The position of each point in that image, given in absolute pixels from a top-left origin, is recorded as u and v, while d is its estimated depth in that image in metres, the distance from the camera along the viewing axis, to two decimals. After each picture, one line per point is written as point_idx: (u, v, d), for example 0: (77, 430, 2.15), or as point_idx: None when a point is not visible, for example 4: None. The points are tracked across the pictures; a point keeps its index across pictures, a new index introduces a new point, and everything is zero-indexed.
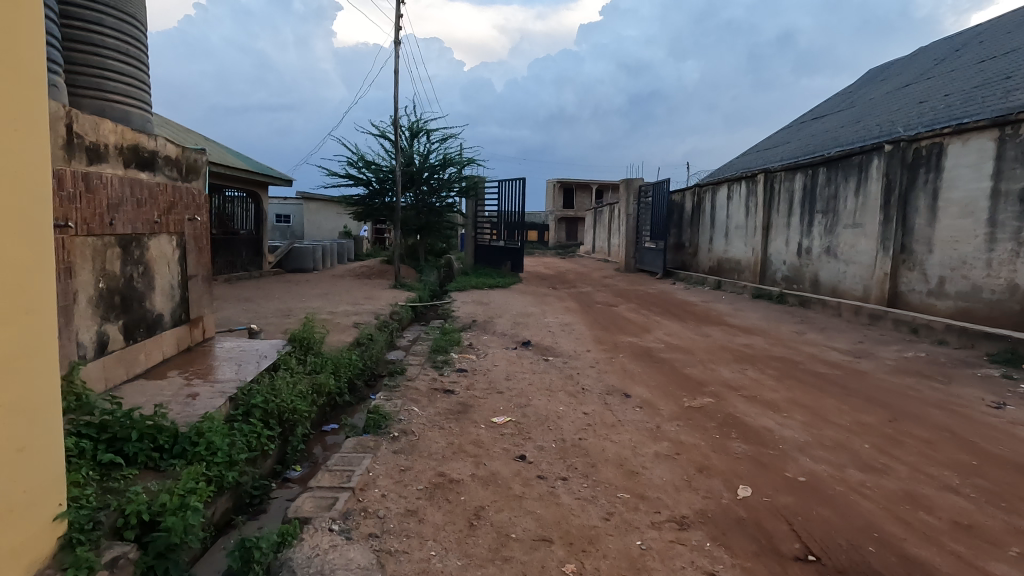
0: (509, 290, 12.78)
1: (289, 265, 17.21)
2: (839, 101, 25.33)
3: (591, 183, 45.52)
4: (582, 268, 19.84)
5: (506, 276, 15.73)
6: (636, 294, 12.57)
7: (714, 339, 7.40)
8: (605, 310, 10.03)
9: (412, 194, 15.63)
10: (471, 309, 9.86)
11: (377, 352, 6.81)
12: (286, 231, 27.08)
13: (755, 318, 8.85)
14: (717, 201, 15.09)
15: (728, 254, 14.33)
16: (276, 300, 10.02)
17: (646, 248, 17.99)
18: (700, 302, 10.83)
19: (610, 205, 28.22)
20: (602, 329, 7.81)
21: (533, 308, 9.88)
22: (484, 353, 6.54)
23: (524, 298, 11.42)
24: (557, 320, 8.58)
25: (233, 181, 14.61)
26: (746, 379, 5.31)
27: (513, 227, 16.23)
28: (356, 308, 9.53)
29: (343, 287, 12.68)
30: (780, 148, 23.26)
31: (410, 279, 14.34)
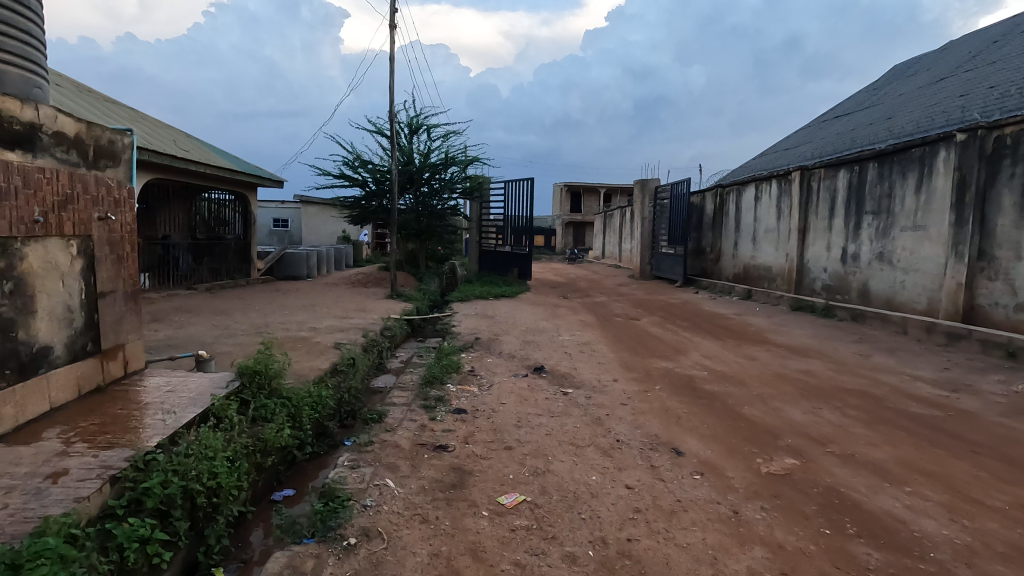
0: (516, 301, 11.66)
1: (281, 272, 16.16)
2: (864, 99, 24.03)
3: (599, 186, 44.33)
4: (593, 275, 18.63)
5: (513, 284, 14.56)
6: (657, 304, 11.38)
7: (763, 363, 6.21)
8: (625, 326, 8.87)
9: (411, 196, 14.54)
10: (474, 323, 8.71)
11: (360, 381, 5.65)
12: (284, 235, 26.15)
13: (802, 336, 7.66)
14: (743, 203, 13.87)
15: (756, 261, 13.10)
16: (254, 313, 8.91)
17: (662, 254, 16.77)
18: (732, 314, 9.63)
19: (621, 209, 27.05)
20: (627, 350, 6.65)
21: (545, 322, 8.72)
22: (489, 384, 5.37)
23: (534, 310, 10.28)
24: (574, 337, 7.43)
25: (219, 182, 13.54)
26: (826, 424, 4.13)
27: (521, 232, 15.05)
28: (343, 322, 8.40)
29: (335, 297, 11.59)
30: (802, 147, 22.00)
31: (409, 288, 13.22)
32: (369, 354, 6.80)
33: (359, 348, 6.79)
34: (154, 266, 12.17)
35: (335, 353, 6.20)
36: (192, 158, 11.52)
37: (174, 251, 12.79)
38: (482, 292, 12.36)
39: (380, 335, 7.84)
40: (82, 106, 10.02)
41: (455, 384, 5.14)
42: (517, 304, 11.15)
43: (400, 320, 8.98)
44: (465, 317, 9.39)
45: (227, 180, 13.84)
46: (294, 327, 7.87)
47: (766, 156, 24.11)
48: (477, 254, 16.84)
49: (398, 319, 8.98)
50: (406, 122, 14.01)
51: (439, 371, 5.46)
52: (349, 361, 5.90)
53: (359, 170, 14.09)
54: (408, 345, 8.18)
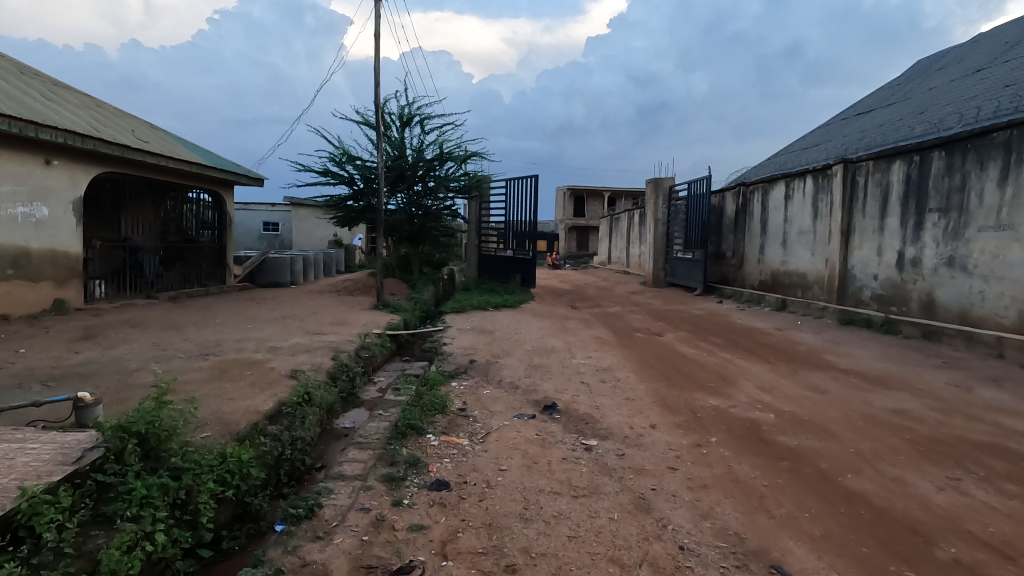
0: (520, 312, 10.31)
1: (262, 279, 14.78)
2: (885, 95, 22.74)
3: (603, 190, 42.99)
4: (601, 282, 17.24)
5: (515, 292, 13.22)
6: (680, 317, 9.98)
7: (838, 398, 4.83)
8: (648, 343, 7.48)
9: (404, 195, 13.26)
10: (469, 341, 7.34)
11: (311, 428, 4.28)
12: (274, 239, 24.74)
13: (871, 358, 6.28)
14: (770, 202, 12.52)
15: (787, 266, 11.73)
16: (210, 328, 7.57)
17: (677, 259, 15.38)
18: (773, 331, 8.22)
19: (628, 212, 25.72)
20: (660, 380, 5.27)
21: (553, 340, 7.35)
22: (484, 434, 4.00)
23: (540, 323, 8.91)
24: (590, 361, 6.05)
25: (191, 179, 12.21)
26: (989, 513, 2.76)
27: (523, 235, 13.73)
28: (312, 340, 7.01)
29: (315, 307, 10.25)
30: (822, 146, 20.68)
31: (400, 297, 11.89)
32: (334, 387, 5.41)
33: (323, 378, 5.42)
34: (113, 271, 10.79)
35: (287, 386, 4.83)
36: (154, 150, 10.16)
37: (138, 254, 11.42)
38: (482, 301, 11.06)
39: (355, 359, 6.45)
40: (21, 87, 8.73)
41: (437, 437, 3.79)
42: (522, 316, 9.82)
43: (383, 339, 7.61)
44: (460, 332, 8.02)
45: (200, 178, 12.48)
46: (251, 346, 6.50)
47: (782, 156, 22.77)
48: (476, 259, 15.55)
49: (381, 337, 7.61)
50: (398, 114, 12.74)
51: (416, 415, 4.09)
52: (304, 398, 4.53)
53: (345, 167, 12.79)
54: (389, 368, 6.82)
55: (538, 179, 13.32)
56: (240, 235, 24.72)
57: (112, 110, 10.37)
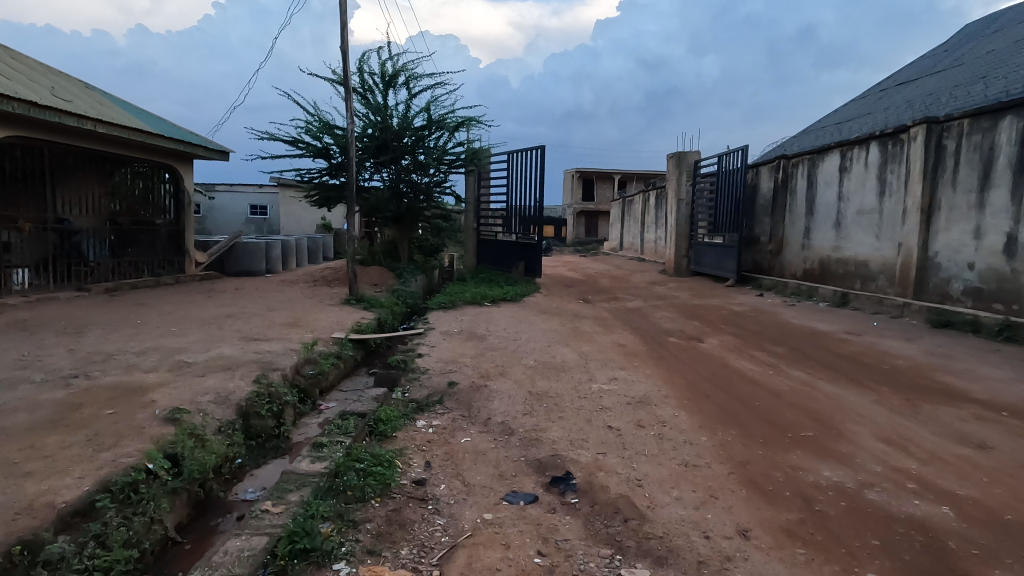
0: (522, 308, 8.54)
1: (233, 267, 13.07)
2: (930, 63, 20.54)
3: (614, 173, 40.85)
4: (615, 270, 15.38)
5: (519, 282, 11.48)
6: (717, 315, 8.17)
7: (1020, 462, 3.04)
8: (687, 352, 5.68)
9: (390, 171, 11.45)
10: (452, 350, 5.58)
11: (158, 526, 2.55)
12: (262, 224, 23.30)
13: (1010, 382, 4.49)
14: (820, 176, 10.55)
15: (841, 253, 9.88)
16: (119, 333, 5.86)
17: (704, 245, 13.42)
18: (846, 335, 6.40)
19: (642, 194, 23.79)
20: (728, 425, 3.49)
21: (565, 350, 5.56)
22: (444, 554, 2.23)
23: (547, 323, 7.11)
24: (618, 388, 4.27)
25: (140, 151, 10.36)
26: None
27: (528, 216, 11.90)
28: (242, 351, 5.25)
29: (276, 301, 8.54)
30: (861, 119, 18.56)
31: (382, 289, 10.16)
32: (236, 434, 3.64)
33: (224, 423, 3.67)
34: (42, 258, 9.13)
35: (149, 438, 3.08)
36: (79, 110, 8.41)
37: (75, 237, 9.71)
38: (477, 294, 9.26)
39: (289, 382, 4.68)
40: None
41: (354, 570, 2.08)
42: (524, 313, 8.05)
43: (338, 349, 5.82)
44: (443, 337, 6.24)
45: (151, 149, 10.64)
46: (151, 362, 4.77)
47: (815, 131, 20.63)
48: (474, 244, 13.73)
49: (335, 347, 5.82)
50: (380, 74, 10.88)
51: (327, 513, 2.35)
52: (162, 467, 2.77)
53: (321, 137, 10.99)
54: (341, 390, 5.09)
55: (545, 150, 11.46)
56: (226, 219, 23.23)
57: (34, 65, 8.69)
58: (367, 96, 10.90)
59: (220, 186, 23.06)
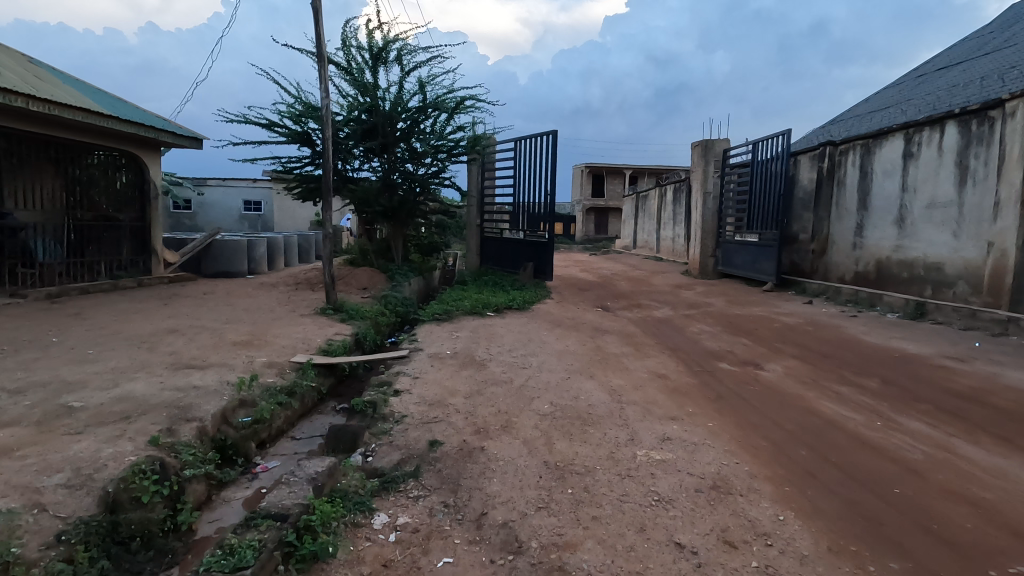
0: (531, 319, 7.18)
1: (211, 268, 11.82)
2: (974, 45, 18.92)
3: (625, 167, 39.31)
4: (633, 271, 13.98)
5: (527, 286, 10.14)
6: (767, 329, 6.76)
7: None
8: (751, 386, 4.29)
9: (382, 161, 10.12)
10: (439, 384, 4.24)
11: None
12: (257, 220, 22.30)
13: None
14: (877, 164, 9.11)
15: (904, 252, 8.47)
16: (14, 359, 4.54)
17: (734, 244, 11.94)
18: (948, 361, 5.00)
19: (658, 188, 22.36)
20: (877, 549, 2.12)
21: (590, 385, 4.18)
22: None
23: (563, 341, 5.75)
24: (676, 458, 2.90)
25: (97, 137, 9.04)
26: None
27: (537, 211, 10.52)
28: (157, 389, 3.91)
29: (241, 310, 7.23)
30: (899, 106, 17.00)
31: (369, 295, 8.85)
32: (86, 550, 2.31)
33: (70, 528, 2.33)
34: None
35: None
36: (7, 84, 7.08)
37: (21, 234, 8.46)
38: (477, 300, 7.93)
39: (208, 440, 3.35)
40: None
41: None
42: (534, 325, 6.68)
43: (291, 381, 4.48)
44: (429, 361, 4.89)
45: (109, 134, 9.30)
46: (19, 409, 3.43)
47: (846, 119, 19.04)
48: (477, 242, 12.38)
49: (289, 379, 4.48)
50: (368, 48, 9.56)
51: None
52: None
53: (302, 119, 9.68)
54: (286, 447, 3.78)
55: (557, 134, 10.07)
56: (218, 214, 22.01)
57: None
58: (355, 73, 9.57)
59: (212, 179, 21.80)
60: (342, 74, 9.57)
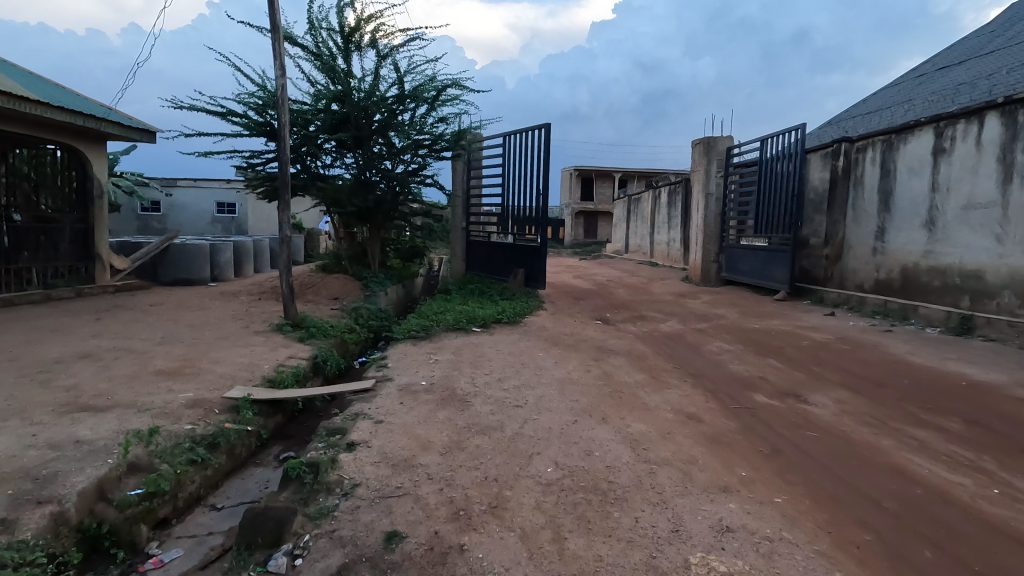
0: (522, 336, 6.21)
1: (168, 275, 10.71)
2: (974, 45, 18.40)
3: (614, 170, 38.62)
4: (629, 278, 13.10)
5: (518, 295, 9.19)
6: (795, 347, 5.87)
7: None
8: (807, 433, 3.37)
9: (357, 157, 9.14)
10: (408, 431, 3.26)
11: None
12: (230, 223, 21.20)
13: None
14: (902, 162, 8.32)
15: (935, 258, 7.66)
16: None
17: (740, 249, 11.09)
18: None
19: (651, 191, 21.58)
20: None
21: (604, 433, 3.23)
22: None
23: (561, 366, 4.80)
24: (750, 571, 1.95)
25: (29, 127, 7.93)
26: None
27: (528, 213, 9.59)
28: (22, 447, 2.87)
29: (184, 326, 6.18)
30: (899, 105, 16.40)
31: (339, 306, 7.83)
32: None
33: None
34: None
35: None
36: None
37: None
38: (462, 314, 6.95)
39: (68, 533, 2.34)
40: None
41: None
42: (527, 344, 5.72)
43: (216, 426, 3.45)
44: (398, 396, 3.90)
45: (45, 124, 8.19)
46: None
47: (845, 120, 18.41)
48: (462, 247, 11.41)
49: (214, 424, 3.46)
50: (340, 30, 8.56)
51: None
52: None
53: (266, 109, 8.65)
54: (191, 533, 2.77)
55: (550, 128, 9.15)
56: (189, 217, 20.81)
57: None
58: (325, 58, 8.55)
59: (183, 180, 20.67)
60: (310, 59, 8.55)
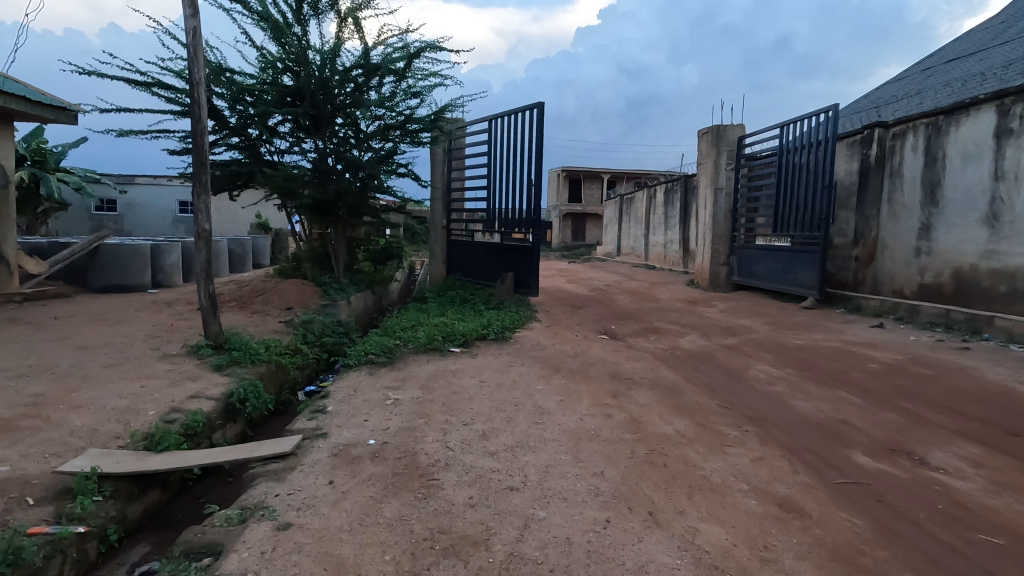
0: (514, 359, 4.88)
1: (99, 280, 9.22)
2: (982, 36, 17.52)
3: (603, 171, 37.50)
4: (629, 283, 11.83)
5: (507, 303, 7.85)
6: (862, 371, 4.61)
7: None
8: (985, 540, 2.08)
9: (316, 141, 7.77)
10: (326, 551, 1.92)
11: None
12: (194, 223, 19.65)
13: None
14: (952, 147, 7.17)
15: (1001, 259, 6.50)
16: None
17: (755, 249, 9.87)
18: None
19: (645, 190, 20.40)
20: None
21: (662, 554, 1.91)
22: None
23: (570, 408, 3.47)
24: None
25: None
26: None
27: (519, 207, 8.28)
28: None
29: (74, 348, 4.75)
30: (909, 98, 15.39)
31: (289, 320, 6.41)
32: None
33: None
34: None
35: None
36: None
37: None
38: (438, 328, 5.58)
39: None
40: None
41: None
42: (520, 372, 4.39)
43: (8, 536, 2.07)
44: (326, 472, 2.53)
45: None
46: None
47: (850, 115, 17.39)
48: (443, 247, 10.07)
49: (7, 534, 2.09)
50: None
51: None
52: None
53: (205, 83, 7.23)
54: None
55: (543, 108, 7.86)
56: (148, 216, 19.21)
57: None
58: (275, 21, 7.16)
59: (142, 177, 19.08)
60: (258, 23, 7.16)
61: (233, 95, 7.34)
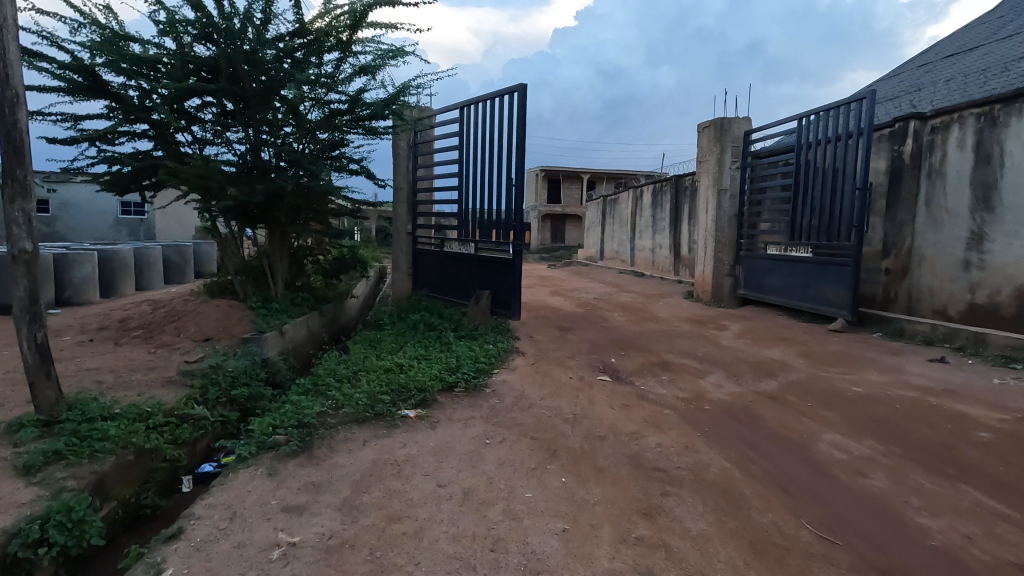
0: (490, 426, 3.51)
1: None
2: (978, 30, 16.77)
3: (582, 172, 36.38)
4: (621, 296, 10.54)
5: (483, 327, 6.45)
6: (969, 442, 3.36)
7: None
8: None
9: (245, 130, 6.26)
10: None
11: None
12: (139, 225, 17.80)
13: None
14: (1013, 141, 6.04)
15: None
16: None
17: (767, 259, 8.63)
18: None
19: (630, 190, 19.19)
20: None
21: None
22: None
23: (583, 555, 2.12)
24: None
25: None
26: None
27: (497, 211, 6.89)
28: None
29: None
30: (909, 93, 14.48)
31: (196, 361, 4.91)
32: None
33: None
34: None
35: None
36: None
37: None
38: (388, 377, 4.13)
39: None
40: None
41: None
42: (499, 457, 3.02)
43: None
44: None
45: None
46: None
47: None
48: (407, 257, 8.64)
49: None
50: None
51: None
52: None
53: (95, 52, 5.67)
54: None
55: (525, 90, 6.50)
56: (86, 218, 17.29)
57: None
58: None
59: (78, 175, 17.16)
60: None
61: (135, 70, 5.78)
